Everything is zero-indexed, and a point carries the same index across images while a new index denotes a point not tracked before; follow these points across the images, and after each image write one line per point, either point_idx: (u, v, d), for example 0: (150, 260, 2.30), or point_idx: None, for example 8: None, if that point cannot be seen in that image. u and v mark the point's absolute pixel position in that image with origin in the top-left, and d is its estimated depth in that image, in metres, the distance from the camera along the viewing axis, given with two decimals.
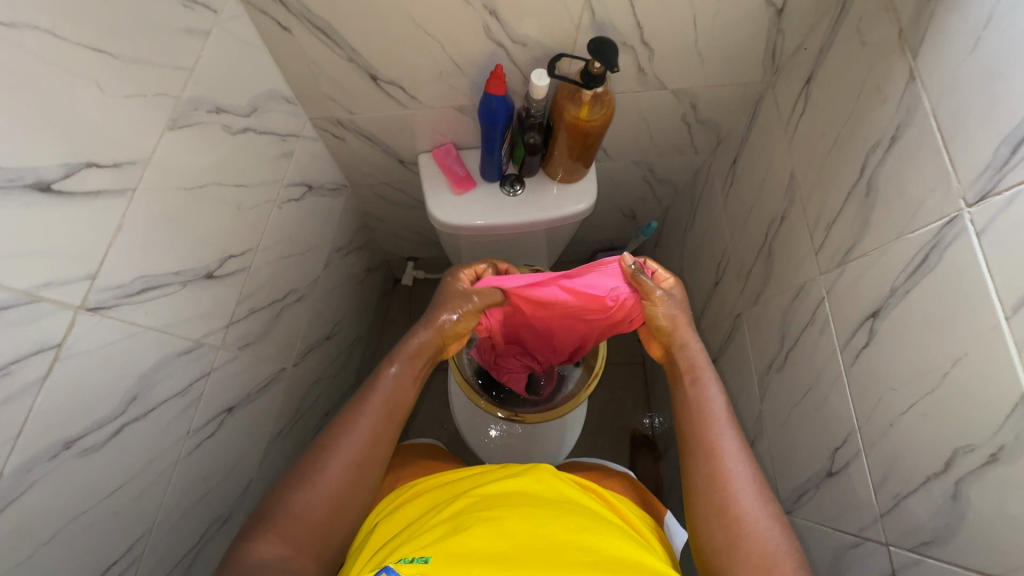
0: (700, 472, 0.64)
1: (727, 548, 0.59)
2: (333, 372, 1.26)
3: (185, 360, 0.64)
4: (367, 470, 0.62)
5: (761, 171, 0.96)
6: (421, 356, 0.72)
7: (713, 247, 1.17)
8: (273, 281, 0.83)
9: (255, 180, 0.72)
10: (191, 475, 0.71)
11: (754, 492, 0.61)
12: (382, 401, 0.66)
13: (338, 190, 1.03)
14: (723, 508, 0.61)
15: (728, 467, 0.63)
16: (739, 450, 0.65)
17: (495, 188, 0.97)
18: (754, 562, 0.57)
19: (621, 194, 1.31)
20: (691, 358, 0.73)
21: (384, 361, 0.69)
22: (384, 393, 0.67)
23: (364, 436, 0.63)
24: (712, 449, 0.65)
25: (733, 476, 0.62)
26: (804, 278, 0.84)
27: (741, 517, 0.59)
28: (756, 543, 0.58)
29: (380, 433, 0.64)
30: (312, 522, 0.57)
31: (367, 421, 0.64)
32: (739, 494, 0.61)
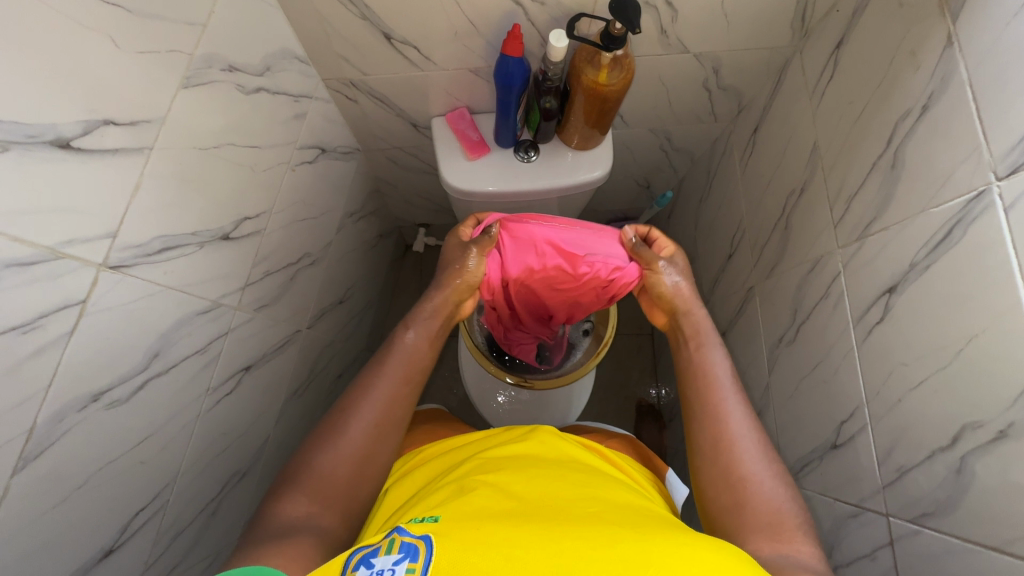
0: (703, 437, 0.65)
1: (732, 508, 0.60)
2: (346, 336, 1.28)
3: (203, 320, 0.65)
4: (389, 431, 0.63)
5: (782, 141, 0.93)
6: (438, 318, 0.73)
7: (728, 219, 1.15)
8: (287, 245, 0.84)
9: (269, 142, 0.71)
10: (212, 430, 0.74)
11: (758, 453, 0.62)
12: (401, 364, 0.67)
13: (351, 153, 1.03)
14: (729, 470, 0.62)
15: (731, 431, 0.64)
16: (744, 414, 0.66)
17: (509, 154, 0.95)
18: (760, 521, 0.57)
19: (636, 163, 1.28)
20: (694, 324, 0.75)
21: (400, 327, 0.70)
22: (400, 357, 0.68)
23: (382, 399, 0.64)
24: (715, 413, 0.66)
25: (736, 439, 0.63)
26: (821, 252, 0.83)
27: (746, 478, 0.61)
28: (761, 503, 0.59)
29: (397, 396, 0.65)
30: (338, 482, 0.58)
31: (387, 382, 0.65)
32: (744, 456, 0.62)
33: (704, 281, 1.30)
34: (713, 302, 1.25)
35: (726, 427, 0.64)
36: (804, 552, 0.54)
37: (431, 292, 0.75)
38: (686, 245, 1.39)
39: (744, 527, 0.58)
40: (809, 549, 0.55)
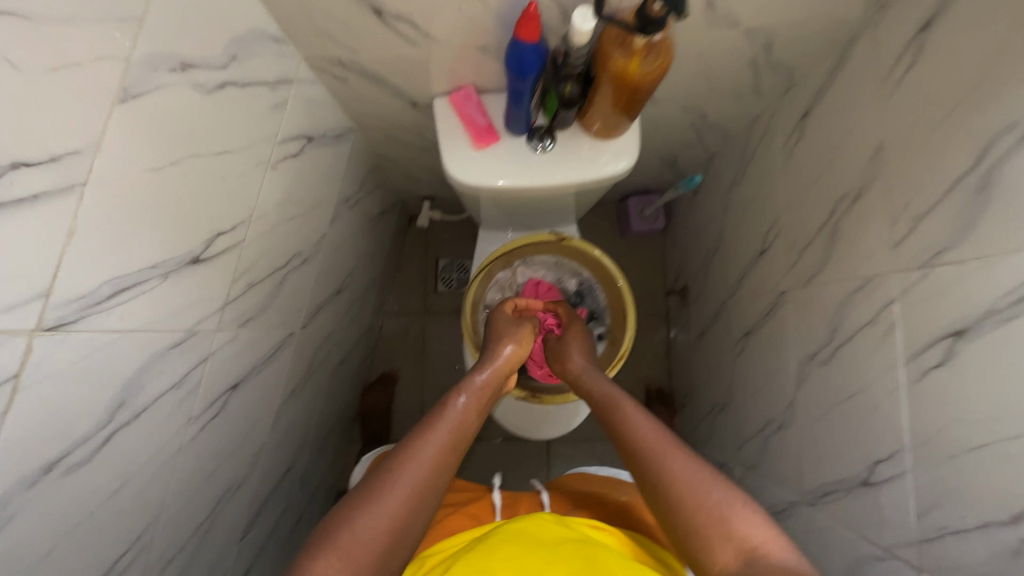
0: (634, 464, 0.66)
1: (679, 518, 0.59)
2: (345, 323, 1.22)
3: (178, 352, 0.59)
4: (430, 495, 0.59)
5: (838, 133, 0.80)
6: (484, 393, 0.73)
7: (763, 211, 1.04)
8: (273, 250, 0.75)
9: (243, 144, 0.61)
10: (199, 456, 0.69)
11: (682, 458, 0.63)
12: (450, 430, 0.64)
13: (345, 134, 0.91)
14: (664, 482, 0.62)
15: (656, 447, 0.65)
16: (658, 429, 0.67)
17: (521, 143, 0.84)
18: (713, 525, 0.57)
19: (663, 140, 1.15)
20: (587, 381, 0.82)
21: (453, 392, 0.70)
22: (452, 418, 0.66)
23: (430, 460, 0.60)
24: (635, 438, 0.67)
25: (663, 451, 0.64)
26: (873, 272, 0.73)
27: (680, 483, 0.61)
28: (705, 507, 0.58)
29: (444, 460, 0.62)
30: (377, 539, 0.53)
31: (436, 445, 0.62)
32: (670, 463, 0.63)
33: (729, 273, 1.20)
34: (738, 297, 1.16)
35: (645, 446, 0.66)
36: (780, 561, 0.54)
37: (480, 369, 0.77)
38: (713, 230, 1.28)
39: (700, 535, 0.58)
40: (789, 558, 0.54)
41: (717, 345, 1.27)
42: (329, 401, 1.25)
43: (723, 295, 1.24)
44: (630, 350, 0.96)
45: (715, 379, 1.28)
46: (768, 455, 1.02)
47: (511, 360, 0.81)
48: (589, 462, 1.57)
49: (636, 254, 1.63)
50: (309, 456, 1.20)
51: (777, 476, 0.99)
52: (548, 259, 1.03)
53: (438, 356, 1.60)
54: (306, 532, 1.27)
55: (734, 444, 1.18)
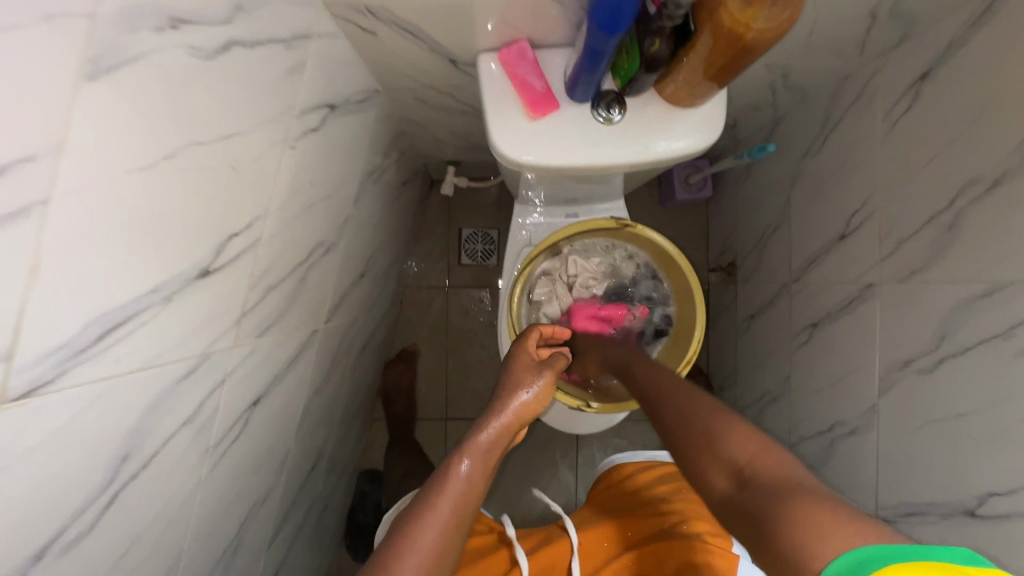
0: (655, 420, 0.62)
1: (688, 455, 0.53)
2: (368, 306, 1.12)
3: (191, 382, 0.49)
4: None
5: (976, 105, 0.66)
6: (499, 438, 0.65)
7: (848, 190, 0.90)
8: (294, 244, 0.64)
9: (257, 122, 0.49)
10: (222, 483, 0.61)
11: (694, 399, 0.58)
12: (456, 500, 0.56)
13: (371, 98, 0.77)
14: (676, 423, 0.57)
15: (670, 400, 0.61)
16: (678, 383, 0.63)
17: (585, 112, 0.70)
18: (704, 445, 0.52)
19: (732, 101, 0.99)
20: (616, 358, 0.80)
21: (452, 457, 0.60)
22: (452, 493, 0.56)
23: (431, 544, 0.52)
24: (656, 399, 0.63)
25: (675, 400, 0.60)
26: (1011, 277, 0.62)
27: (688, 423, 0.55)
28: (701, 437, 0.53)
29: (449, 545, 0.53)
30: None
31: (442, 515, 0.54)
32: (682, 407, 0.58)
33: (794, 254, 1.08)
34: (804, 283, 1.04)
35: (664, 403, 0.61)
36: (774, 469, 0.46)
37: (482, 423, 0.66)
38: (776, 204, 1.14)
39: (704, 462, 0.51)
40: (789, 468, 0.46)
41: (772, 332, 1.17)
42: (352, 388, 1.17)
43: (784, 278, 1.12)
44: (702, 343, 0.91)
45: (767, 368, 1.18)
46: (832, 459, 0.94)
47: (524, 412, 0.69)
48: (619, 444, 1.51)
49: (676, 226, 1.50)
50: (333, 446, 1.13)
51: (843, 483, 0.91)
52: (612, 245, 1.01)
53: (463, 333, 1.51)
54: (330, 518, 1.22)
55: (787, 440, 1.10)
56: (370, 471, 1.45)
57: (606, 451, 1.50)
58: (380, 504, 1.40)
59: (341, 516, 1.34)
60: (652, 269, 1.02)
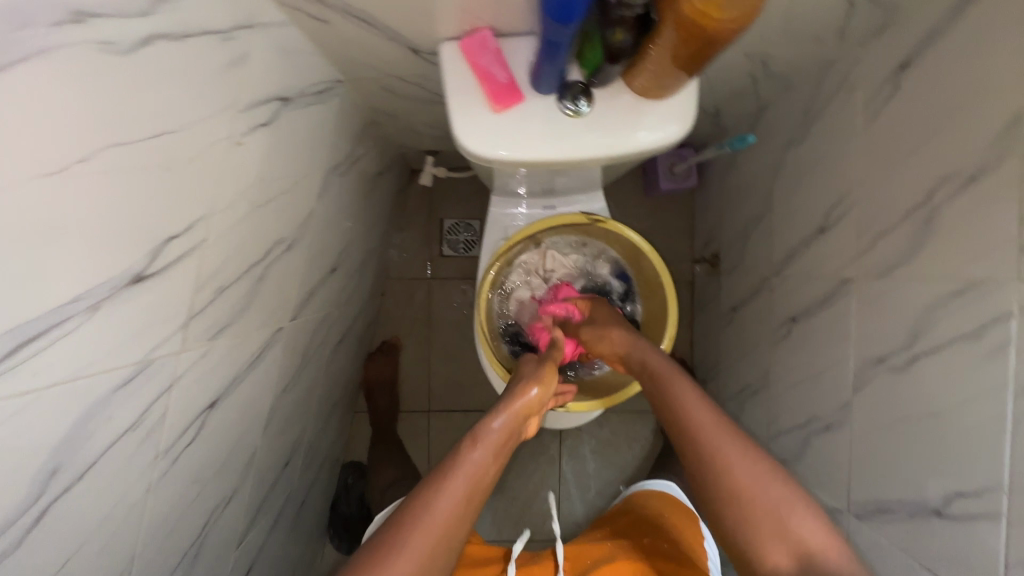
0: (690, 451, 0.66)
1: (741, 514, 0.61)
2: (343, 301, 1.10)
3: (130, 390, 0.48)
4: (451, 544, 0.59)
5: (953, 97, 0.64)
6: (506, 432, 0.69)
7: (828, 183, 0.88)
8: (247, 243, 0.62)
9: (193, 119, 0.46)
10: (179, 487, 0.60)
11: (741, 453, 0.64)
12: (469, 479, 0.62)
13: (331, 89, 0.74)
14: (722, 473, 0.63)
15: (710, 439, 0.65)
16: (714, 417, 0.67)
17: (550, 104, 0.68)
18: (771, 526, 0.59)
19: (711, 90, 0.97)
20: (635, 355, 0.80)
21: (467, 444, 0.65)
22: (467, 472, 0.62)
23: (444, 517, 0.59)
24: (691, 428, 0.67)
25: (719, 445, 0.64)
26: (983, 276, 0.60)
27: (744, 484, 0.62)
28: (764, 507, 0.60)
29: (459, 519, 0.60)
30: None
31: (451, 495, 0.60)
32: (732, 458, 0.63)
33: (775, 247, 1.06)
34: (783, 277, 1.03)
35: (702, 439, 0.65)
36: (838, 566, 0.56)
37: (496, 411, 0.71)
38: (758, 195, 1.12)
39: (759, 529, 0.60)
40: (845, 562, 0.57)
41: (753, 325, 1.15)
42: (330, 382, 1.16)
43: (765, 271, 1.10)
44: (675, 339, 0.92)
45: (748, 361, 1.17)
46: (808, 454, 0.94)
47: (533, 402, 0.74)
48: (603, 435, 1.50)
49: (661, 216, 1.48)
50: (310, 441, 1.12)
51: (818, 478, 0.91)
52: (581, 247, 1.03)
53: (446, 325, 1.49)
54: (310, 511, 1.23)
55: (765, 433, 1.09)
56: (353, 463, 1.45)
57: (589, 442, 1.50)
58: (363, 496, 1.41)
59: (323, 508, 1.34)
60: (622, 270, 1.04)
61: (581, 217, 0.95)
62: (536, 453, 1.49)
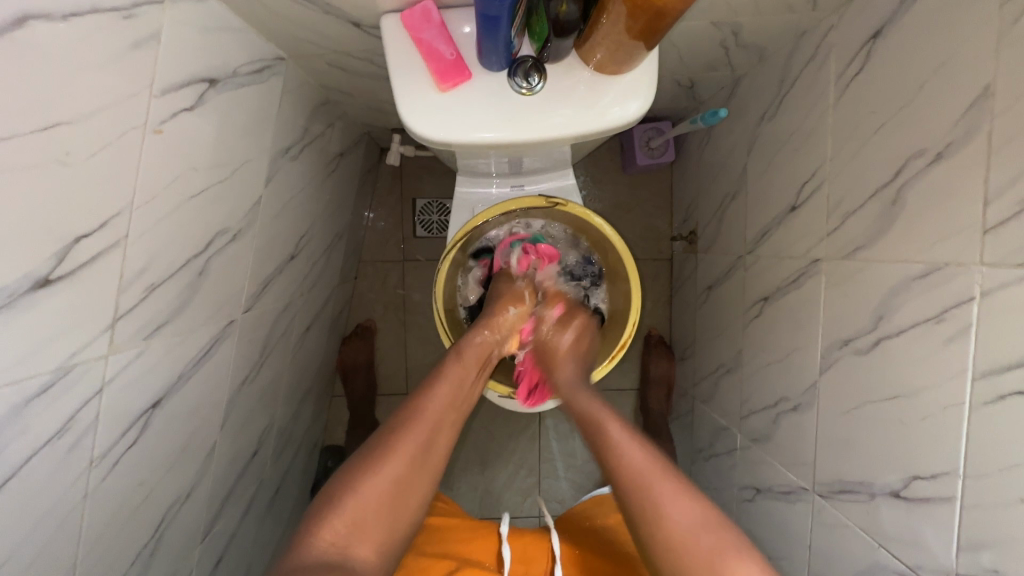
0: (630, 496, 0.64)
1: (660, 546, 0.61)
2: (307, 287, 1.07)
3: (48, 400, 0.45)
4: (440, 441, 0.69)
5: (921, 69, 0.61)
6: (462, 388, 0.75)
7: (801, 158, 0.85)
8: (181, 237, 0.59)
9: (91, 106, 0.43)
10: (122, 490, 0.59)
11: (684, 499, 0.62)
12: (452, 387, 0.74)
13: (270, 67, 0.70)
14: (665, 529, 0.61)
15: (652, 495, 0.63)
16: (653, 466, 0.65)
17: (500, 81, 0.64)
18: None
19: (681, 60, 0.92)
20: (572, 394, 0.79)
21: (452, 355, 0.79)
22: (452, 381, 0.75)
23: (432, 418, 0.69)
24: (631, 483, 0.64)
25: (659, 506, 0.62)
26: (947, 258, 0.58)
27: (684, 530, 0.60)
28: (709, 557, 0.58)
29: (445, 417, 0.71)
30: (367, 563, 0.58)
31: (439, 401, 0.71)
32: (668, 512, 0.61)
33: (749, 224, 1.03)
34: (756, 256, 1.01)
35: (641, 495, 0.63)
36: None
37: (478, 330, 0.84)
38: (733, 171, 1.09)
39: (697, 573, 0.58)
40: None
41: (727, 304, 1.14)
42: (300, 370, 1.14)
43: (739, 249, 1.08)
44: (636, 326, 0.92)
45: (722, 340, 1.16)
46: (778, 433, 0.94)
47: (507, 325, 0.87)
48: None
49: (638, 192, 1.44)
50: (282, 429, 1.11)
51: (786, 457, 0.91)
52: (549, 230, 1.02)
53: (421, 307, 1.47)
54: (287, 496, 1.22)
55: (738, 412, 1.09)
56: (332, 447, 1.44)
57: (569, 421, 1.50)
58: None
59: (303, 492, 1.34)
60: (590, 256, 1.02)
61: (544, 203, 0.93)
62: (516, 434, 1.49)
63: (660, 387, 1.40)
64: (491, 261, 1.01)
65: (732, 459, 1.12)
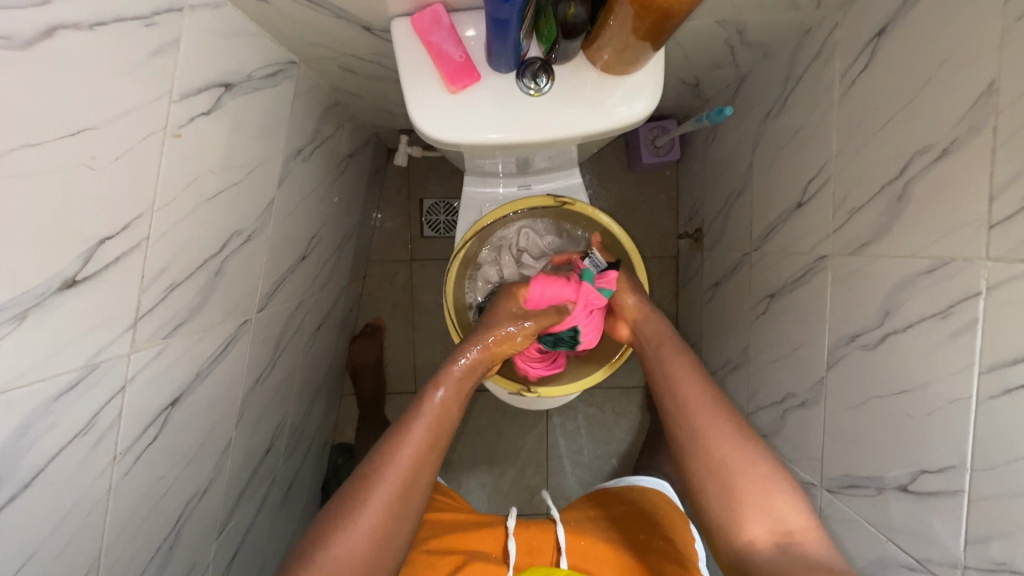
0: (678, 422, 0.70)
1: (704, 477, 0.64)
2: (318, 286, 1.09)
3: (74, 396, 0.47)
4: (416, 488, 0.65)
5: (926, 66, 0.61)
6: (439, 426, 0.71)
7: (807, 155, 0.86)
8: (199, 239, 0.60)
9: (115, 112, 0.44)
10: (144, 485, 0.60)
11: (728, 427, 0.67)
12: (429, 425, 0.70)
13: (283, 71, 0.71)
14: (704, 443, 0.66)
15: (699, 417, 0.69)
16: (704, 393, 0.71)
17: (509, 82, 0.65)
18: (752, 500, 0.61)
19: (687, 59, 0.93)
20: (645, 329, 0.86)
21: (430, 388, 0.74)
22: (429, 416, 0.71)
23: (404, 469, 0.65)
24: (679, 402, 0.72)
25: (704, 422, 0.68)
26: (953, 253, 0.59)
27: (727, 456, 0.64)
28: (753, 484, 0.61)
29: (421, 462, 0.66)
30: None
31: (412, 446, 0.67)
32: (715, 436, 0.66)
33: (755, 222, 1.04)
34: (762, 253, 1.02)
35: (689, 412, 0.70)
36: (815, 550, 0.56)
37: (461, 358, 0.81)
38: (739, 169, 1.10)
39: (740, 490, 0.61)
40: (823, 549, 0.56)
41: (733, 301, 1.15)
42: (312, 368, 1.15)
43: (745, 246, 1.09)
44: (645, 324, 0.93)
45: (728, 337, 1.17)
46: (785, 429, 0.94)
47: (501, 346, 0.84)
48: (590, 411, 1.51)
49: (644, 190, 1.45)
50: (293, 427, 1.12)
51: (794, 452, 0.92)
52: (557, 231, 1.02)
53: (429, 306, 1.48)
54: (299, 494, 1.24)
55: (746, 408, 1.10)
56: (342, 445, 1.46)
57: (577, 419, 1.51)
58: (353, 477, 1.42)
59: (314, 490, 1.36)
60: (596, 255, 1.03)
61: (551, 202, 0.94)
62: (524, 431, 1.50)
63: None
64: (499, 261, 1.01)
65: None
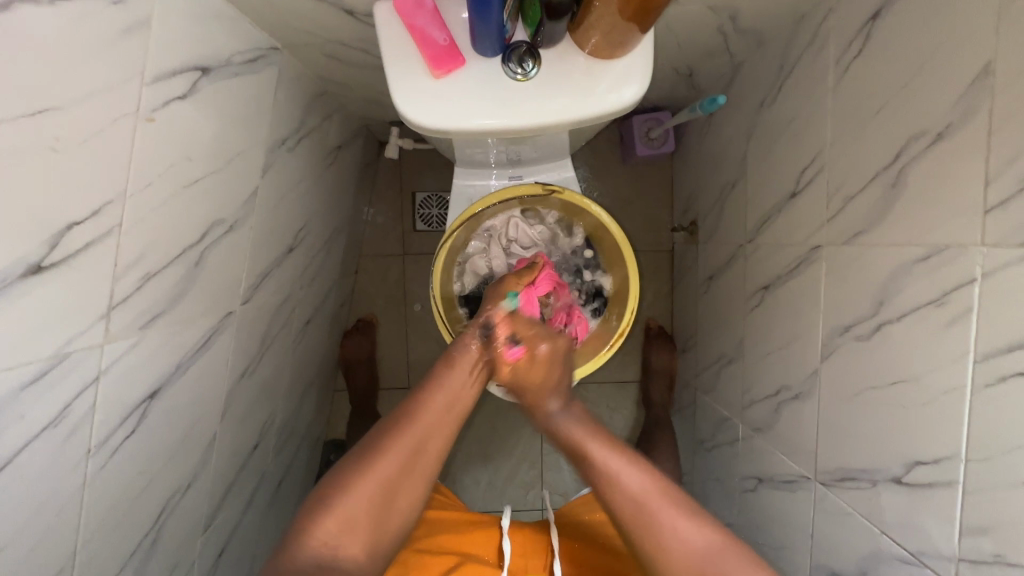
0: (627, 517, 0.64)
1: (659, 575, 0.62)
2: (306, 280, 1.07)
3: (45, 386, 0.45)
4: (430, 453, 0.66)
5: (920, 50, 0.60)
6: (456, 398, 0.71)
7: (801, 144, 0.84)
8: (176, 227, 0.59)
9: (78, 93, 0.43)
10: (122, 479, 0.59)
11: (687, 528, 0.62)
12: (444, 398, 0.69)
13: (264, 57, 0.70)
14: (663, 558, 0.62)
15: (652, 515, 0.63)
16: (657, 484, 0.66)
17: (494, 67, 0.64)
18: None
19: (680, 47, 0.92)
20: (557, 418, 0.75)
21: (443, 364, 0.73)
22: (445, 388, 0.70)
23: (419, 430, 0.66)
24: (635, 500, 0.64)
25: (655, 513, 0.63)
26: (948, 240, 0.58)
27: (683, 561, 0.61)
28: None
29: (439, 423, 0.68)
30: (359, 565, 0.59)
31: (427, 413, 0.67)
32: (675, 543, 0.62)
33: (750, 212, 1.02)
34: (757, 244, 1.00)
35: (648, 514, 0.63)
36: None
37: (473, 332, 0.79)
38: (734, 159, 1.08)
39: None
40: None
41: (729, 294, 1.13)
42: (302, 363, 1.14)
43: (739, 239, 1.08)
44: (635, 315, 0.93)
45: (723, 329, 1.16)
46: (779, 423, 0.93)
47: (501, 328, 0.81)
48: None
49: (639, 183, 1.44)
50: (283, 423, 1.11)
51: (787, 445, 0.91)
52: (546, 217, 1.00)
53: (422, 301, 1.47)
54: (290, 490, 1.23)
55: (740, 402, 1.08)
56: (334, 441, 1.45)
57: None
58: None
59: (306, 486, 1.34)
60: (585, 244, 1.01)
61: (540, 190, 0.93)
62: (519, 426, 1.49)
63: (661, 378, 1.39)
64: (488, 249, 0.99)
65: (734, 449, 1.11)
